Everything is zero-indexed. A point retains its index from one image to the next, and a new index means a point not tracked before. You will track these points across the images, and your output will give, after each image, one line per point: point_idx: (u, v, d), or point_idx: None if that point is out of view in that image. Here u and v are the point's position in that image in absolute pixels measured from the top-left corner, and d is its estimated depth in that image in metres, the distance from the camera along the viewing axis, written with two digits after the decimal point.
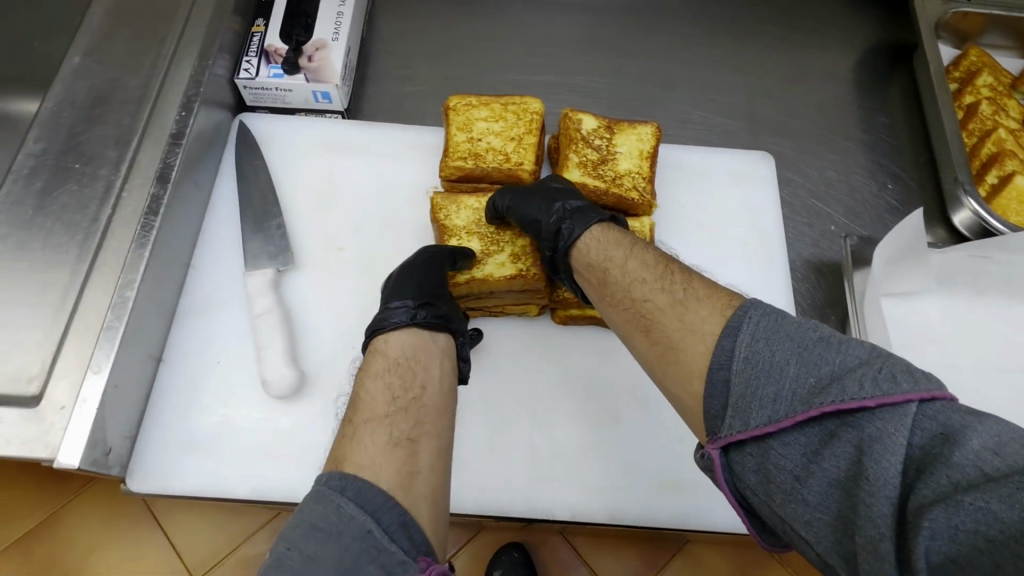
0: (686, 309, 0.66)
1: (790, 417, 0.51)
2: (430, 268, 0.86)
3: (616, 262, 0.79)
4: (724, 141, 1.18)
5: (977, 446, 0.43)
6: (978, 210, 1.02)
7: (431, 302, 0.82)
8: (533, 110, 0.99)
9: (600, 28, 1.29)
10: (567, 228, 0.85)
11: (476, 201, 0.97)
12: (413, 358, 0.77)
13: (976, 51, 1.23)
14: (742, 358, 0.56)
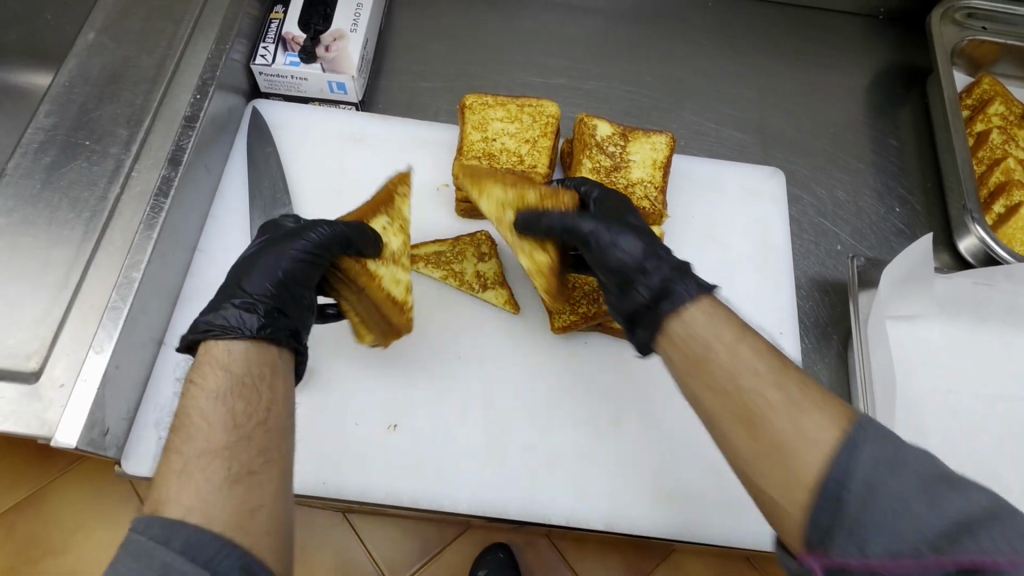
0: (803, 408, 0.57)
1: (911, 557, 0.47)
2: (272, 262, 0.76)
3: (731, 348, 0.62)
4: (735, 155, 1.18)
5: None
6: (984, 237, 1.02)
7: (252, 306, 0.72)
8: (549, 113, 0.99)
9: (618, 34, 1.29)
10: (671, 288, 0.70)
11: (501, 190, 0.87)
12: (234, 384, 0.63)
13: (989, 79, 1.24)
14: (862, 480, 0.50)
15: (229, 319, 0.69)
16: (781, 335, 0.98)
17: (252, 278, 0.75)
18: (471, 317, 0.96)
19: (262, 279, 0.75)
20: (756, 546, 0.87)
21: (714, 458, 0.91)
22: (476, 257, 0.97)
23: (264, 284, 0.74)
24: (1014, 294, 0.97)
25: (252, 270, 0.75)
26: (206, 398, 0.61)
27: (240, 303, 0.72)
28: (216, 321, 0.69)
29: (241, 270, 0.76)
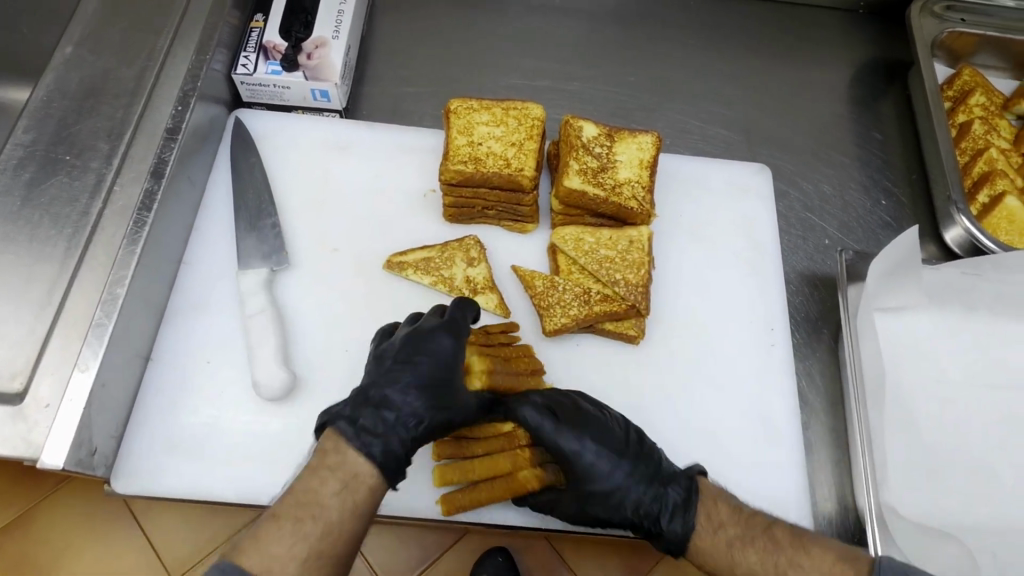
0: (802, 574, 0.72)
1: None
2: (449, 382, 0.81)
3: (742, 562, 0.75)
4: (720, 151, 1.18)
5: None
6: (970, 227, 1.03)
7: (408, 434, 0.77)
8: (534, 115, 0.99)
9: (601, 35, 1.29)
10: (675, 519, 0.80)
11: (457, 261, 0.97)
12: (367, 498, 0.73)
13: (969, 71, 1.25)
14: None
15: (389, 447, 0.76)
16: (772, 332, 0.98)
17: (409, 398, 0.79)
18: None
19: (408, 398, 0.79)
20: None
21: (709, 457, 0.90)
22: (466, 262, 0.97)
23: (416, 406, 0.79)
24: (1001, 284, 0.98)
25: (406, 384, 0.80)
26: (344, 510, 0.71)
27: (403, 423, 0.78)
28: (372, 445, 0.75)
29: (391, 380, 0.80)
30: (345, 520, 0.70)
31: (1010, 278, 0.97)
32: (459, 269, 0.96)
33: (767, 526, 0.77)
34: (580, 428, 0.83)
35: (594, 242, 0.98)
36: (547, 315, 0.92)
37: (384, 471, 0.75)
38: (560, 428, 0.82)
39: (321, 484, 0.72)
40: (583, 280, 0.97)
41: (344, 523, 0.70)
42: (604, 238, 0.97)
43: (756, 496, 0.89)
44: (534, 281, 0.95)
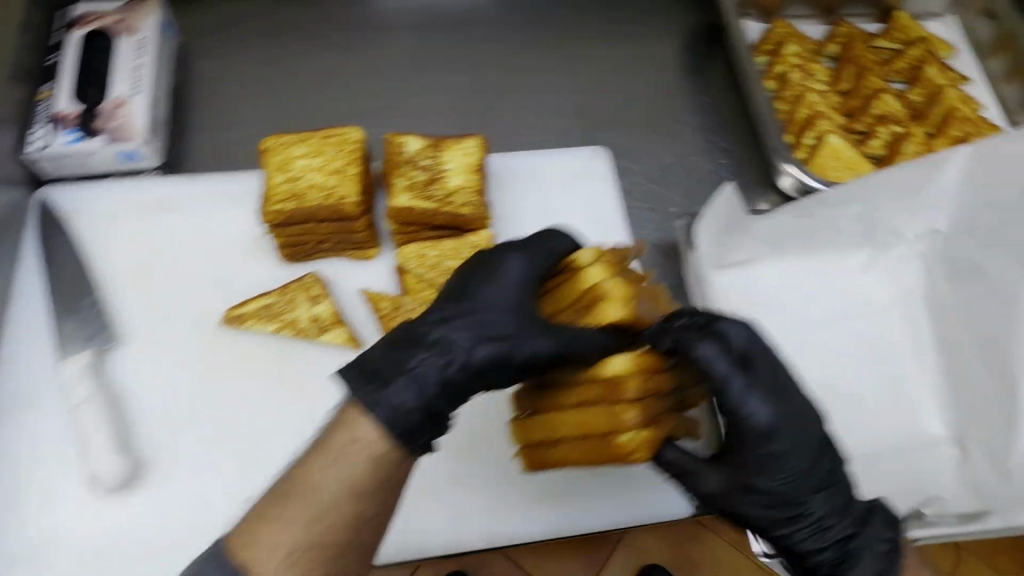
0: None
1: None
2: (501, 311, 0.71)
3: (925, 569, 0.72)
4: (560, 141, 1.19)
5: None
6: (797, 173, 1.09)
7: (457, 364, 0.67)
8: (353, 139, 0.96)
9: (430, 45, 1.28)
10: (863, 537, 0.71)
11: (298, 300, 0.93)
12: (370, 469, 0.60)
13: (781, 24, 1.30)
14: None
15: (415, 387, 0.65)
16: None
17: (485, 324, 0.70)
18: (315, 364, 0.91)
19: (452, 329, 0.69)
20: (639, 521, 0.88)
21: None
22: (309, 301, 0.93)
23: (458, 344, 0.68)
24: (833, 220, 1.01)
25: (476, 317, 0.71)
26: (335, 489, 0.59)
27: (449, 361, 0.67)
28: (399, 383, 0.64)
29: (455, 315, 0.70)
30: (338, 508, 0.59)
31: (840, 212, 1.00)
32: (302, 309, 0.92)
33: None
34: (772, 423, 0.69)
35: (437, 255, 0.96)
36: None
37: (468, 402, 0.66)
38: (733, 387, 0.68)
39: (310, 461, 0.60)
40: (433, 295, 0.94)
41: (329, 506, 0.59)
42: (447, 249, 0.95)
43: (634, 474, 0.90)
44: (382, 305, 0.93)
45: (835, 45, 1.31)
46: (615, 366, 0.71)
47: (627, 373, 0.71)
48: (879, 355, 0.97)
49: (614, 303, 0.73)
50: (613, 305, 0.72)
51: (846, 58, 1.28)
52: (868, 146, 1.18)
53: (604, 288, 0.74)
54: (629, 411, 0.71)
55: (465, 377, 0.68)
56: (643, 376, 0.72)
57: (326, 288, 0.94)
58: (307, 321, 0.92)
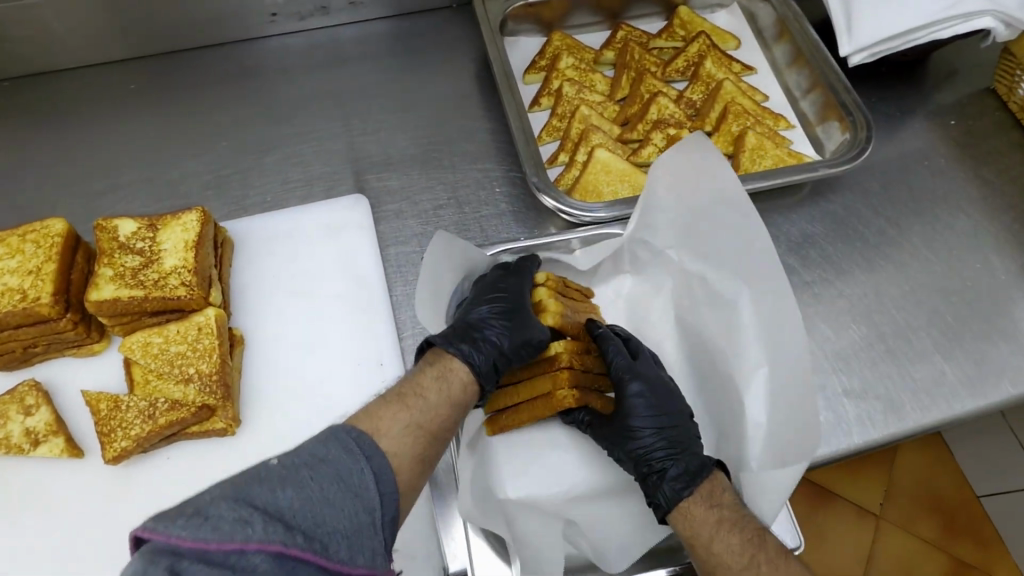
0: (729, 528, 0.73)
1: (689, 474, 0.78)
2: (511, 306, 0.89)
3: (706, 536, 0.73)
4: (326, 191, 1.13)
5: (683, 493, 0.77)
6: (556, 204, 1.03)
7: (507, 339, 0.85)
8: (56, 231, 0.90)
9: (191, 105, 1.22)
10: (684, 465, 0.79)
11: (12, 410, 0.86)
12: (459, 396, 0.78)
13: (559, 35, 1.27)
14: (690, 492, 0.77)
15: (505, 333, 0.85)
16: (382, 367, 0.94)
17: (493, 321, 0.86)
18: (34, 480, 0.85)
19: (492, 319, 0.87)
20: None
21: None
22: (23, 412, 0.86)
23: (501, 326, 0.86)
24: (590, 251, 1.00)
25: (489, 315, 0.87)
26: (440, 397, 0.76)
27: (499, 338, 0.84)
28: (460, 354, 0.82)
29: (462, 322, 0.87)
30: (441, 405, 0.75)
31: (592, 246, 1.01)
32: (12, 421, 0.86)
33: (760, 527, 0.73)
34: (640, 374, 0.86)
35: (163, 341, 0.90)
36: (106, 440, 0.84)
37: (471, 373, 0.81)
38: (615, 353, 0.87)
39: (420, 376, 0.78)
40: (161, 386, 0.88)
41: (440, 407, 0.75)
42: (171, 334, 0.90)
43: None
44: (98, 407, 0.86)
45: (614, 50, 1.27)
46: (554, 346, 0.89)
47: (563, 350, 0.89)
48: None
49: (552, 310, 0.91)
50: (552, 313, 0.91)
51: (623, 63, 1.24)
52: (640, 155, 1.14)
53: (542, 302, 0.93)
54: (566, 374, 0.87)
55: (511, 351, 0.84)
56: (577, 358, 0.90)
57: (43, 392, 0.87)
58: (19, 435, 0.85)
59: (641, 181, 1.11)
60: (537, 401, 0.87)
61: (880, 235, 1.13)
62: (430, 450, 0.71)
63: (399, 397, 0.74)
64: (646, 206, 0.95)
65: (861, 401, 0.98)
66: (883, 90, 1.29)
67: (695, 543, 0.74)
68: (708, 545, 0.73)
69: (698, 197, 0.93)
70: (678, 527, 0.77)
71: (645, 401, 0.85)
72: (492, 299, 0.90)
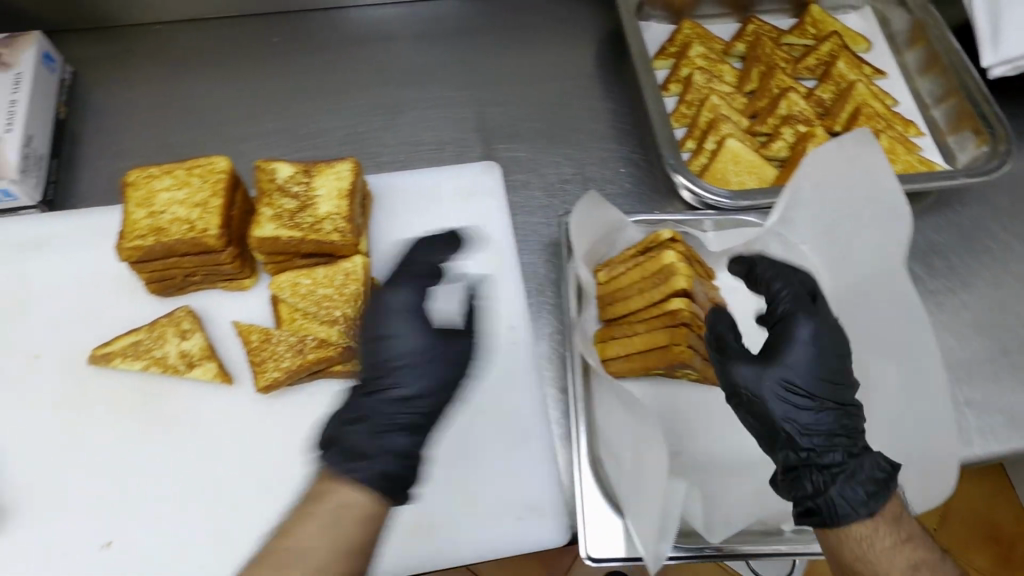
0: (905, 551, 0.68)
1: (870, 478, 0.71)
2: (805, 389, 0.76)
3: (872, 541, 0.69)
4: (457, 160, 1.15)
5: (855, 499, 0.70)
6: (687, 184, 1.04)
7: (812, 437, 0.75)
8: (220, 168, 0.94)
9: (327, 63, 1.27)
10: (860, 466, 0.72)
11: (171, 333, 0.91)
12: (361, 510, 0.75)
13: (688, 24, 1.28)
14: (864, 494, 0.70)
15: None
16: (513, 328, 0.97)
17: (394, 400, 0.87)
18: (185, 401, 0.90)
19: (789, 407, 0.75)
20: (512, 555, 0.85)
21: (456, 479, 0.87)
22: (179, 335, 0.91)
23: (791, 399, 0.76)
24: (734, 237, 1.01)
25: (793, 384, 0.76)
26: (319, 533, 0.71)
27: (800, 421, 0.75)
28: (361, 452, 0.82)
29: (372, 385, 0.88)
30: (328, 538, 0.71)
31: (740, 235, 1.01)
32: (168, 342, 0.90)
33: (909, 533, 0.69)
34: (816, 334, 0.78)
35: (311, 283, 0.94)
36: (259, 369, 0.88)
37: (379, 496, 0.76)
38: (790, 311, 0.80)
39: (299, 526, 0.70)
40: (307, 325, 0.92)
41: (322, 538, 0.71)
42: (320, 277, 0.94)
43: (501, 503, 0.87)
44: (250, 337, 0.91)
45: (744, 43, 1.27)
46: (676, 304, 0.92)
47: (687, 310, 0.91)
48: None
49: (682, 274, 0.93)
50: (682, 275, 0.93)
51: (754, 56, 1.25)
52: (771, 148, 1.15)
53: (672, 263, 0.94)
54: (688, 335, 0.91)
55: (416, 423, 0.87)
56: (698, 320, 0.92)
57: (195, 313, 0.93)
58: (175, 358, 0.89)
59: (769, 175, 1.11)
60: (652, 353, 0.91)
61: (1006, 250, 1.12)
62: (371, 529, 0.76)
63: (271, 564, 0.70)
64: (792, 198, 0.94)
65: (982, 412, 0.97)
66: (1016, 105, 1.27)
67: (857, 561, 0.69)
68: (862, 559, 0.69)
69: (851, 203, 0.93)
70: (830, 541, 0.72)
71: (789, 399, 0.75)
72: (772, 368, 0.76)
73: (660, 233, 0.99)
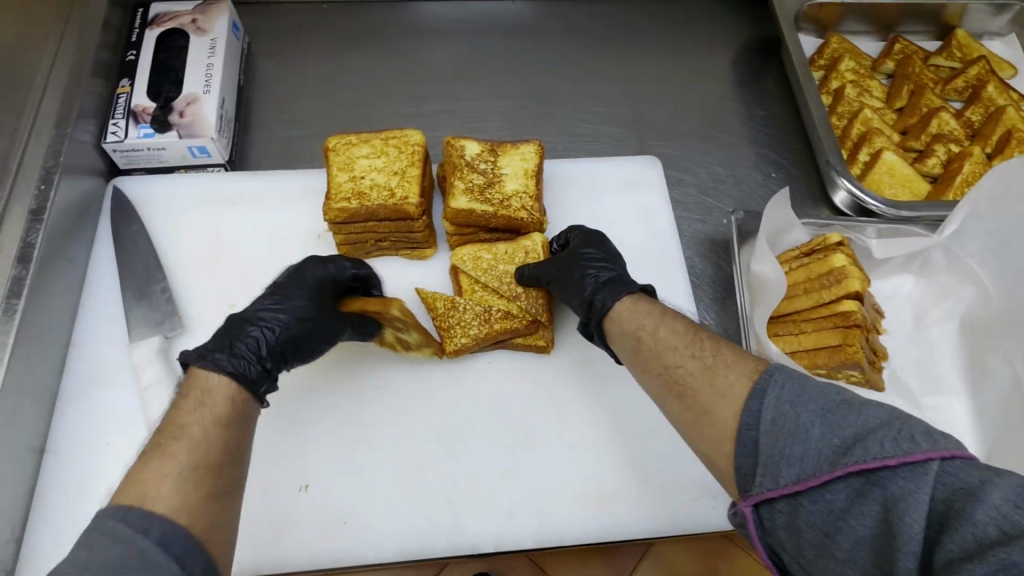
0: (716, 373, 0.68)
1: (897, 457, 0.51)
2: (593, 263, 0.90)
3: (693, 371, 0.71)
4: (613, 150, 1.22)
5: (909, 521, 0.49)
6: (851, 188, 1.07)
7: (604, 290, 0.85)
8: (414, 142, 0.99)
9: (483, 53, 1.32)
10: (868, 452, 0.53)
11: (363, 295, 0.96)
12: (230, 409, 0.72)
13: (837, 38, 1.30)
14: (874, 504, 0.51)
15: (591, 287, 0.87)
16: None
17: (268, 320, 0.85)
18: (372, 359, 0.94)
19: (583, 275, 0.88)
20: (688, 533, 0.86)
21: (636, 456, 0.89)
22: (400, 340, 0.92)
23: (589, 270, 0.89)
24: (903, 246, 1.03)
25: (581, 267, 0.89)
26: (207, 426, 0.68)
27: (595, 287, 0.86)
28: (223, 356, 0.77)
29: (243, 315, 0.85)
30: (209, 432, 0.68)
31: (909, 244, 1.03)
32: None
33: (707, 334, 0.76)
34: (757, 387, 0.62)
35: (491, 258, 0.96)
36: (447, 335, 0.92)
37: (235, 380, 0.75)
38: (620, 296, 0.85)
39: (179, 405, 0.70)
40: (487, 298, 0.95)
41: (211, 436, 0.68)
42: (500, 253, 0.97)
43: (678, 482, 0.88)
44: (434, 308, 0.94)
45: (892, 61, 1.30)
46: (847, 305, 0.95)
47: (859, 314, 0.94)
48: (928, 383, 0.99)
49: (856, 277, 0.95)
50: (855, 277, 0.95)
51: (904, 75, 1.27)
52: (925, 164, 1.17)
53: (843, 267, 0.97)
54: (858, 336, 0.93)
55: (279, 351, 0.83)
56: (865, 323, 0.95)
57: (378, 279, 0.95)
58: None
59: (923, 190, 1.14)
60: (823, 351, 0.95)
61: None
62: (246, 436, 0.72)
63: (160, 444, 0.65)
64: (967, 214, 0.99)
65: None
66: None
67: (642, 343, 0.78)
68: (653, 337, 0.78)
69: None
70: (615, 331, 0.82)
71: (770, 422, 0.58)
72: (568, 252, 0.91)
73: (829, 236, 1.02)
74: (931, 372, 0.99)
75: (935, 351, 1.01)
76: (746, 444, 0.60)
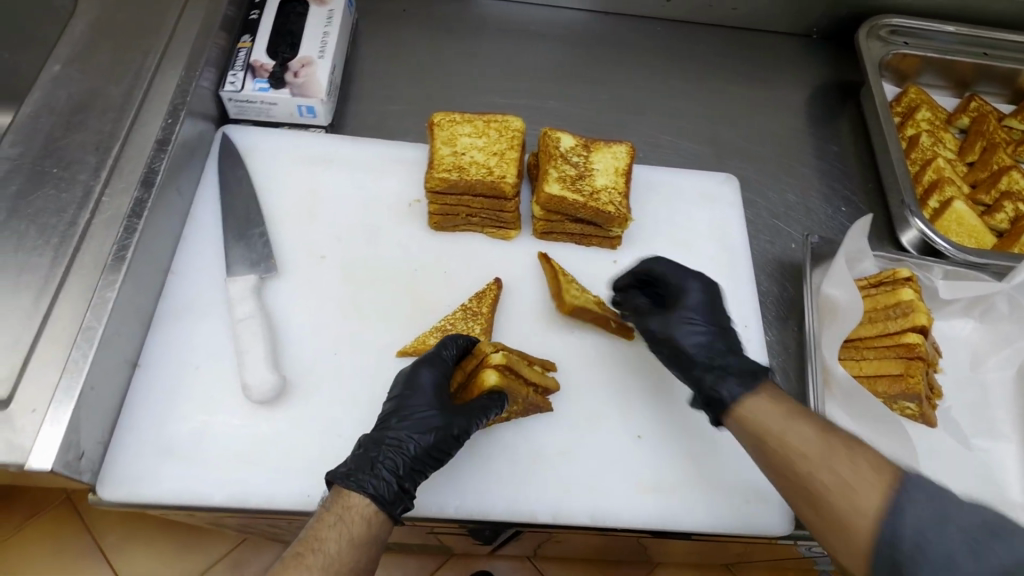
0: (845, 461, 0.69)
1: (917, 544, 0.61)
2: (701, 322, 0.94)
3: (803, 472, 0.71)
4: (691, 165, 1.26)
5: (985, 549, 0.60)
6: (923, 229, 1.10)
7: (714, 359, 0.89)
8: (515, 128, 1.05)
9: (575, 57, 1.38)
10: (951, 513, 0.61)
11: (445, 265, 1.02)
12: (365, 530, 0.73)
13: (915, 89, 1.35)
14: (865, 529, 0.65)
15: (693, 342, 0.91)
16: (746, 329, 1.04)
17: (397, 438, 0.81)
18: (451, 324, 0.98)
19: (710, 347, 0.91)
20: (735, 534, 0.88)
21: (692, 453, 0.92)
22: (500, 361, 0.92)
23: (708, 344, 0.91)
24: (970, 289, 1.06)
25: (687, 346, 0.91)
26: (343, 543, 0.71)
27: (731, 368, 0.86)
28: (365, 480, 0.76)
29: (373, 435, 0.82)
30: (343, 552, 0.70)
31: (979, 289, 1.06)
32: (428, 337, 0.95)
33: (823, 424, 0.74)
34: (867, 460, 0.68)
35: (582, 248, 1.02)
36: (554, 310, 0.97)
37: (376, 502, 0.75)
38: (737, 361, 0.88)
39: (320, 524, 0.72)
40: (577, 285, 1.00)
41: (344, 555, 0.70)
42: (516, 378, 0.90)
43: (733, 481, 0.90)
44: (481, 308, 0.97)
45: (967, 118, 1.34)
46: (913, 338, 0.97)
47: (923, 347, 0.97)
48: (982, 424, 1.01)
49: (924, 311, 0.98)
50: (923, 312, 0.98)
51: (977, 131, 1.31)
52: (992, 218, 1.20)
53: (911, 300, 1.00)
54: (920, 368, 0.96)
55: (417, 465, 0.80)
56: (928, 358, 0.98)
57: (490, 290, 0.98)
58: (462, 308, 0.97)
59: (989, 241, 1.17)
60: (888, 379, 0.97)
61: None
62: (373, 560, 0.74)
63: (297, 554, 0.69)
64: None
65: None
66: None
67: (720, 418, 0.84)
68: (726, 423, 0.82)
69: None
70: (740, 428, 0.80)
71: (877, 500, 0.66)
72: (671, 313, 0.94)
73: (899, 270, 1.04)
74: (984, 416, 1.02)
75: (987, 393, 1.03)
76: (884, 562, 0.62)
